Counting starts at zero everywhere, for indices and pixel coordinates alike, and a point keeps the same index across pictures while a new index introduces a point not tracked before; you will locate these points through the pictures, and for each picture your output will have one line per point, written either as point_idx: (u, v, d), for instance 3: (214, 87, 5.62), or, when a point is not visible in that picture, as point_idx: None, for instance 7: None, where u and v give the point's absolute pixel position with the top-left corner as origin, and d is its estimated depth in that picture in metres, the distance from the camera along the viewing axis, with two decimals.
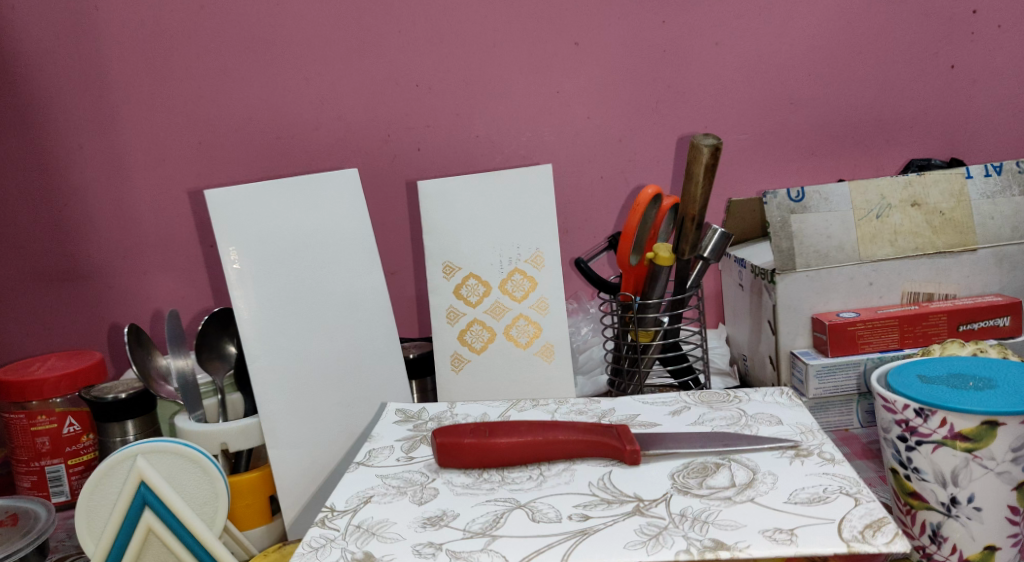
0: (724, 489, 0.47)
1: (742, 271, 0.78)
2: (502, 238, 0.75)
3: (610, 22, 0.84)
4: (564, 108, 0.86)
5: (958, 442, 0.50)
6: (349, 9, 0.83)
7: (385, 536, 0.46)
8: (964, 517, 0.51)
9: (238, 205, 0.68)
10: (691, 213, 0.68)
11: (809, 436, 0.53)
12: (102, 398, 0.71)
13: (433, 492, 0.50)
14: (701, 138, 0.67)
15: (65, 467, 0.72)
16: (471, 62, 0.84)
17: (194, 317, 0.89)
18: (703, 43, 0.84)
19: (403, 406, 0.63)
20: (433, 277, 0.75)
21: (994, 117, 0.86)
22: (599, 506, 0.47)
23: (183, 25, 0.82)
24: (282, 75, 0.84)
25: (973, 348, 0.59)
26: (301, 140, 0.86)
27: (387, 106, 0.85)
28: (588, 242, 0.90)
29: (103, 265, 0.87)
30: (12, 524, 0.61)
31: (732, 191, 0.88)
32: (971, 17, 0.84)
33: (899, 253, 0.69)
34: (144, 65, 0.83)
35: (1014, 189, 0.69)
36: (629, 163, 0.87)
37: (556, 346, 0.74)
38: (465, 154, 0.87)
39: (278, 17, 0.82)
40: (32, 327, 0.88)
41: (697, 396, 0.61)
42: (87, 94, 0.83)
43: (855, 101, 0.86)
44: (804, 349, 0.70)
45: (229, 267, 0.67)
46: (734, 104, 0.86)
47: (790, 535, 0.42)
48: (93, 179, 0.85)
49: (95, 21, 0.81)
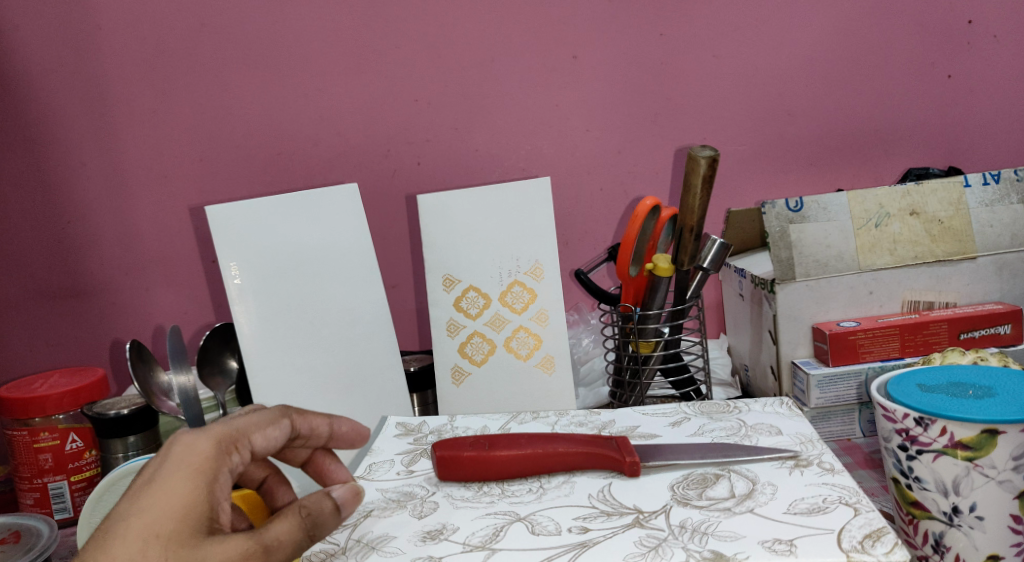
0: (723, 500, 0.47)
1: (742, 281, 0.78)
2: (502, 250, 0.75)
3: (608, 37, 0.84)
4: (563, 121, 0.86)
5: (958, 451, 0.49)
6: (350, 25, 0.83)
7: (385, 551, 0.46)
8: (966, 526, 0.51)
9: (238, 221, 0.69)
10: (690, 223, 0.68)
11: (808, 446, 0.53)
12: (103, 414, 0.70)
13: (433, 506, 0.50)
14: (697, 151, 0.67)
15: (68, 484, 0.73)
16: (470, 77, 0.85)
17: (196, 333, 0.89)
18: (701, 56, 0.85)
19: (403, 419, 0.63)
20: (433, 290, 0.76)
21: (991, 125, 0.87)
22: (598, 519, 0.47)
23: (185, 44, 0.83)
24: (283, 92, 0.85)
25: (974, 356, 0.59)
26: (303, 156, 0.86)
27: (387, 120, 0.86)
28: (588, 253, 0.90)
29: (106, 281, 0.87)
30: (14, 541, 0.60)
31: (732, 201, 0.88)
32: (967, 27, 0.84)
33: (899, 262, 0.69)
34: (147, 82, 0.83)
35: (1012, 198, 0.69)
36: (628, 174, 0.88)
37: (557, 358, 0.74)
38: (465, 167, 0.87)
39: (280, 35, 0.83)
40: (36, 345, 0.88)
41: (696, 407, 0.61)
42: (91, 112, 0.84)
43: (853, 111, 0.86)
44: (805, 359, 0.70)
45: (230, 282, 0.68)
46: (732, 115, 0.86)
47: (790, 546, 0.42)
48: (97, 196, 0.85)
49: (99, 42, 0.82)
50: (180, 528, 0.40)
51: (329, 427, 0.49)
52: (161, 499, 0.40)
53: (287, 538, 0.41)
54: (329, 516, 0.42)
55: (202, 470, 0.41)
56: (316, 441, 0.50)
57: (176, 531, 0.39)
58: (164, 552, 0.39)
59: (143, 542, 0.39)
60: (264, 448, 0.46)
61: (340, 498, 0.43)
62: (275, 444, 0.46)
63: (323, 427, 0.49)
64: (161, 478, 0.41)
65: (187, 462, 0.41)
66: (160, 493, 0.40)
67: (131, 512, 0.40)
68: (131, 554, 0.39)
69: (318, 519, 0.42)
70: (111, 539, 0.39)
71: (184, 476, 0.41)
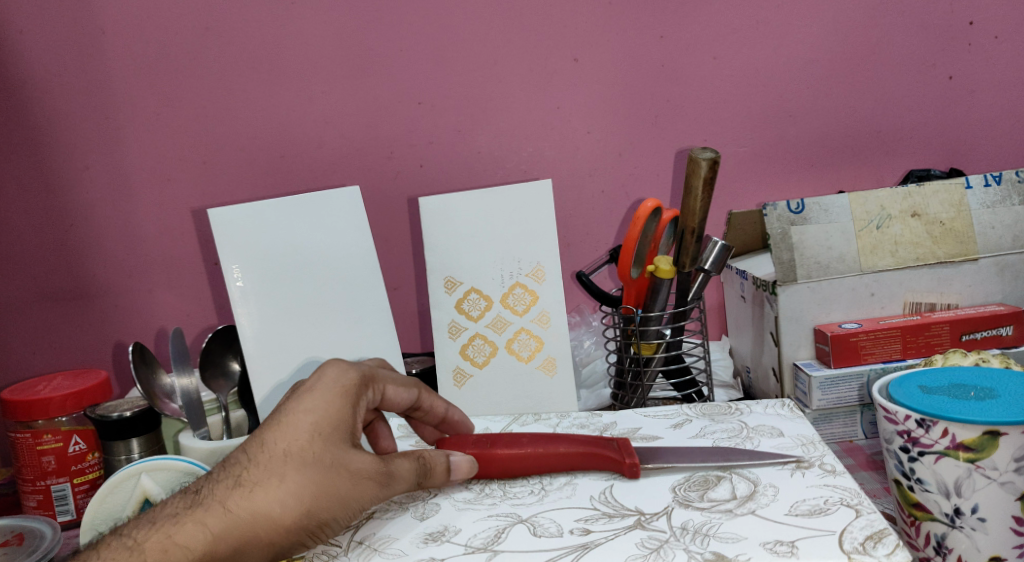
0: (725, 502, 0.47)
1: (743, 283, 0.78)
2: (503, 252, 0.75)
3: (609, 38, 0.84)
4: (564, 123, 0.87)
5: (960, 452, 0.49)
6: (351, 27, 0.84)
7: (387, 553, 0.46)
8: (968, 528, 0.51)
9: (239, 225, 0.70)
10: (691, 226, 0.68)
11: (810, 447, 0.53)
12: (107, 417, 0.71)
13: (435, 508, 0.50)
14: (698, 152, 0.67)
15: (71, 486, 0.73)
16: (472, 79, 0.85)
17: (198, 335, 0.89)
18: (702, 57, 0.85)
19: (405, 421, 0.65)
20: (435, 292, 0.76)
21: (992, 127, 0.87)
22: (600, 520, 0.47)
23: (188, 47, 0.83)
24: (285, 94, 0.85)
25: (976, 357, 0.59)
26: (305, 158, 0.86)
27: (389, 123, 0.86)
28: (589, 255, 0.90)
29: (109, 283, 0.87)
30: (18, 544, 0.60)
31: (733, 203, 0.88)
32: (969, 28, 0.84)
33: (900, 263, 0.69)
34: (150, 84, 0.84)
35: (1014, 199, 0.69)
36: (629, 176, 0.88)
37: (558, 360, 0.74)
38: (466, 169, 0.88)
39: (282, 37, 0.83)
40: (39, 347, 0.88)
41: (698, 409, 0.61)
42: (95, 115, 0.84)
43: (854, 113, 0.86)
44: (806, 361, 0.70)
45: (233, 285, 0.69)
46: (733, 117, 0.86)
47: (791, 548, 0.42)
48: (101, 198, 0.86)
49: (102, 44, 0.83)
50: (337, 430, 0.47)
51: (444, 410, 0.57)
52: (323, 402, 0.48)
53: (404, 475, 0.48)
54: (438, 473, 0.50)
55: (352, 388, 0.49)
56: (427, 416, 0.57)
57: (333, 430, 0.47)
58: (323, 446, 0.46)
59: (309, 432, 0.47)
60: (394, 401, 0.54)
61: (454, 463, 0.50)
62: (401, 404, 0.54)
63: (440, 409, 0.57)
64: (319, 387, 0.48)
65: (340, 383, 0.49)
66: (320, 398, 0.48)
67: (301, 408, 0.47)
68: (299, 440, 0.46)
69: (431, 470, 0.49)
70: (286, 424, 0.47)
71: (337, 392, 0.48)
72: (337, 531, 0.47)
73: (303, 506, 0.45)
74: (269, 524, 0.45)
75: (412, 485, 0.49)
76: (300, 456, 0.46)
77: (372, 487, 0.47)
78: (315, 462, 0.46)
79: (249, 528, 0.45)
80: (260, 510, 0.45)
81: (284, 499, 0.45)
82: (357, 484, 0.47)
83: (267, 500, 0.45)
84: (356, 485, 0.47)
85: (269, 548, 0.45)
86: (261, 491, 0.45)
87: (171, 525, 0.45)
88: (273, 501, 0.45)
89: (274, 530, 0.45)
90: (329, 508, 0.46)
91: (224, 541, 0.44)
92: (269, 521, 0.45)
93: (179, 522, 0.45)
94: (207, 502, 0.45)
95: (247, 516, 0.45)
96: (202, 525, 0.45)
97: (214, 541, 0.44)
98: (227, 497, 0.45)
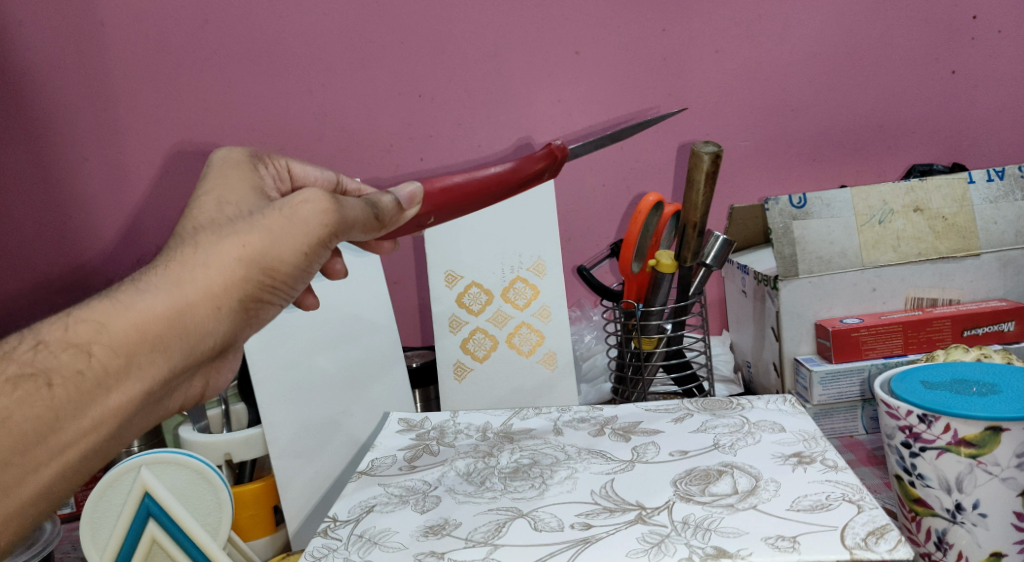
0: (725, 497, 0.47)
1: (745, 278, 0.78)
2: (503, 248, 0.76)
3: (610, 31, 0.84)
4: (565, 117, 0.86)
5: (962, 448, 0.49)
6: (351, 19, 0.83)
7: (387, 546, 0.46)
8: (969, 524, 0.51)
9: None
10: (693, 221, 0.68)
11: (811, 443, 0.52)
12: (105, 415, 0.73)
13: (435, 500, 0.50)
14: (701, 146, 0.66)
15: None
16: (472, 72, 0.85)
17: None
18: (703, 51, 0.85)
19: (405, 415, 0.63)
20: (436, 286, 0.76)
21: (995, 122, 0.86)
22: (601, 515, 0.47)
23: (187, 38, 0.83)
24: (285, 87, 0.84)
25: (977, 352, 0.58)
26: (303, 151, 0.86)
27: (389, 116, 0.86)
28: (590, 249, 0.90)
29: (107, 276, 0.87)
30: None
31: (734, 199, 0.88)
32: (972, 23, 0.84)
33: (902, 259, 0.69)
34: (149, 76, 0.83)
35: (1016, 194, 0.69)
36: (630, 171, 0.88)
37: (558, 354, 0.74)
38: (466, 163, 0.87)
39: (282, 29, 0.83)
40: None
41: (699, 404, 0.60)
42: (93, 107, 0.84)
43: (856, 107, 0.86)
44: (807, 356, 0.70)
45: None
46: (734, 112, 0.86)
47: (794, 543, 0.42)
48: (101, 191, 0.85)
49: (101, 37, 0.82)
50: (243, 194, 0.42)
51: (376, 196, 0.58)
52: (226, 180, 0.43)
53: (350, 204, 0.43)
54: (389, 209, 0.45)
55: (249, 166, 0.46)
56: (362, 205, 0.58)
57: (245, 196, 0.42)
58: (236, 207, 0.41)
59: (215, 204, 0.41)
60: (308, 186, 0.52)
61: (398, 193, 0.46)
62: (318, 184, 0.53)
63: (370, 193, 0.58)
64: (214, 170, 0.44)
65: (232, 164, 0.45)
66: (219, 179, 0.43)
67: (203, 187, 0.43)
68: (208, 212, 0.41)
69: (381, 205, 0.45)
70: (189, 205, 0.41)
71: (232, 171, 0.44)
72: (292, 274, 0.40)
73: (238, 255, 0.39)
74: (200, 287, 0.38)
75: (365, 211, 0.43)
76: (215, 220, 0.40)
77: (316, 211, 0.40)
78: (229, 219, 0.40)
79: (179, 294, 0.38)
80: (182, 274, 0.38)
81: (211, 258, 0.38)
82: (290, 213, 0.40)
83: (192, 263, 0.38)
84: (307, 225, 0.40)
85: (216, 314, 0.39)
86: (177, 258, 0.38)
87: (81, 309, 0.37)
88: (196, 261, 0.38)
89: (208, 290, 0.38)
90: (266, 244, 0.39)
91: (151, 315, 0.37)
92: (199, 282, 0.38)
93: (83, 307, 0.37)
94: (120, 286, 0.38)
95: (171, 284, 0.38)
96: (115, 306, 0.37)
97: (135, 316, 0.37)
98: (141, 277, 0.38)
